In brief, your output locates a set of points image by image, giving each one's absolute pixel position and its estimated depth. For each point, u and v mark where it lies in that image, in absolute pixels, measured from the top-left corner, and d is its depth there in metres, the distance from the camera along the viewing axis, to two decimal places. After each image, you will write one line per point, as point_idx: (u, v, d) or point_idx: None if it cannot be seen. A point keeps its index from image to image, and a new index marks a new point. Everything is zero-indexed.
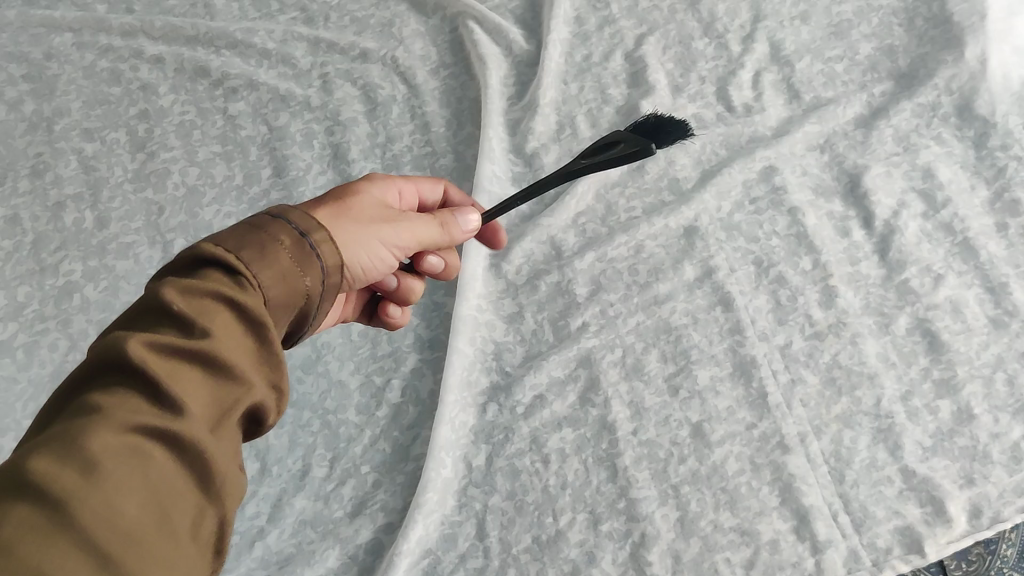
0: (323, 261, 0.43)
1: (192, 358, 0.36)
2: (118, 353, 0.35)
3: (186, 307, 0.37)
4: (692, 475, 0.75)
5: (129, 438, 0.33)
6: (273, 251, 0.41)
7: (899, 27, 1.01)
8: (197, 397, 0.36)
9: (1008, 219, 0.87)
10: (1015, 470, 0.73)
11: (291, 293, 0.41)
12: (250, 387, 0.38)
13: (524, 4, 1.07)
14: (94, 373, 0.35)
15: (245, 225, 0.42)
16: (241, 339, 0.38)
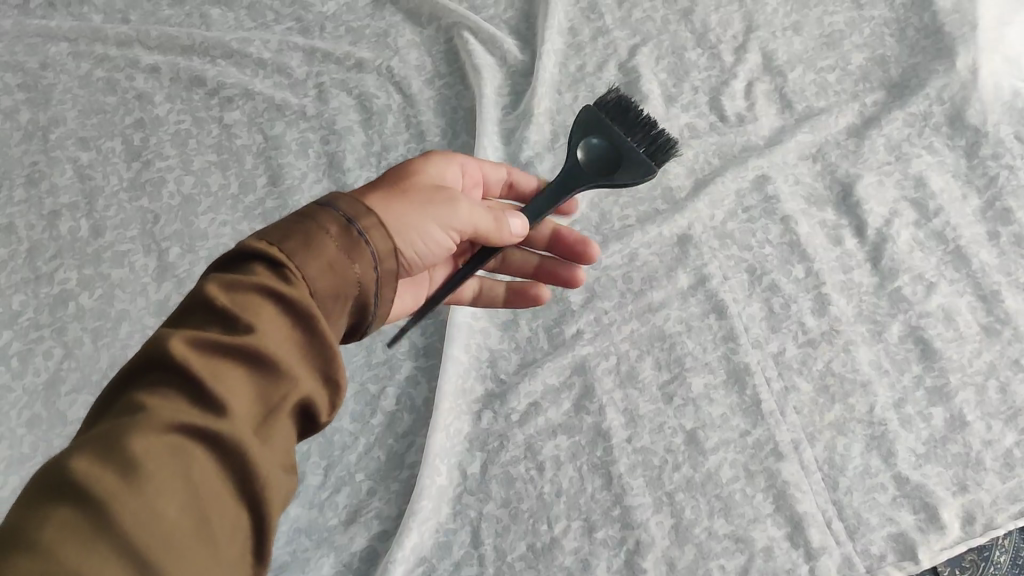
0: (372, 249, 0.46)
1: (236, 355, 0.38)
2: (164, 351, 0.37)
3: (229, 304, 0.39)
4: (686, 483, 0.75)
5: (172, 437, 0.34)
6: (320, 241, 0.44)
7: (891, 38, 1.02)
8: (238, 391, 0.37)
9: (1000, 227, 0.88)
10: (1007, 477, 0.74)
11: (342, 278, 0.44)
12: (296, 382, 0.39)
13: (518, 14, 1.07)
14: (138, 375, 0.37)
15: (291, 223, 0.44)
16: (283, 332, 0.40)
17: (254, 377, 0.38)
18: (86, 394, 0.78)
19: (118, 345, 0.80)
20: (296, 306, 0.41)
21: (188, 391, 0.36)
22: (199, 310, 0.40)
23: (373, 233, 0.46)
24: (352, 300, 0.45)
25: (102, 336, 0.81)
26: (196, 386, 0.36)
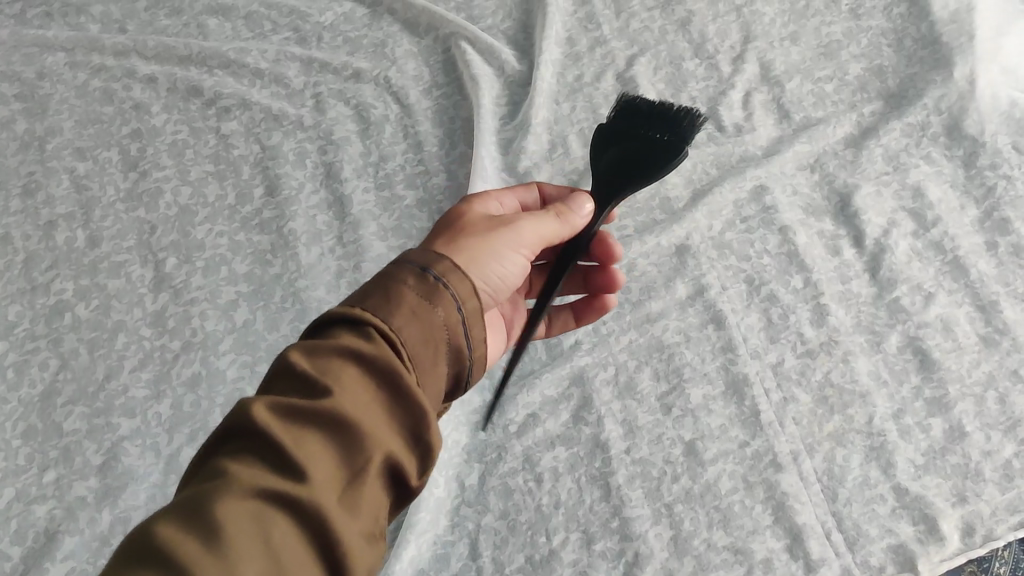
0: (454, 294, 0.46)
1: (318, 418, 0.39)
2: (247, 419, 0.39)
3: (309, 368, 0.41)
4: (685, 494, 0.74)
5: (251, 503, 0.36)
6: (398, 293, 0.45)
7: (888, 48, 1.02)
8: (317, 453, 0.39)
9: (998, 238, 0.88)
10: (1007, 488, 0.73)
11: (427, 326, 0.45)
12: (380, 441, 0.40)
13: (515, 24, 1.07)
14: (227, 442, 0.39)
15: (374, 281, 0.46)
16: (363, 389, 0.41)
17: (334, 438, 0.39)
18: (83, 405, 0.78)
19: (115, 356, 0.80)
20: (374, 362, 0.42)
21: (268, 457, 0.38)
22: (282, 375, 0.42)
23: (454, 278, 0.47)
24: (442, 346, 0.45)
25: (99, 347, 0.81)
26: (276, 450, 0.38)
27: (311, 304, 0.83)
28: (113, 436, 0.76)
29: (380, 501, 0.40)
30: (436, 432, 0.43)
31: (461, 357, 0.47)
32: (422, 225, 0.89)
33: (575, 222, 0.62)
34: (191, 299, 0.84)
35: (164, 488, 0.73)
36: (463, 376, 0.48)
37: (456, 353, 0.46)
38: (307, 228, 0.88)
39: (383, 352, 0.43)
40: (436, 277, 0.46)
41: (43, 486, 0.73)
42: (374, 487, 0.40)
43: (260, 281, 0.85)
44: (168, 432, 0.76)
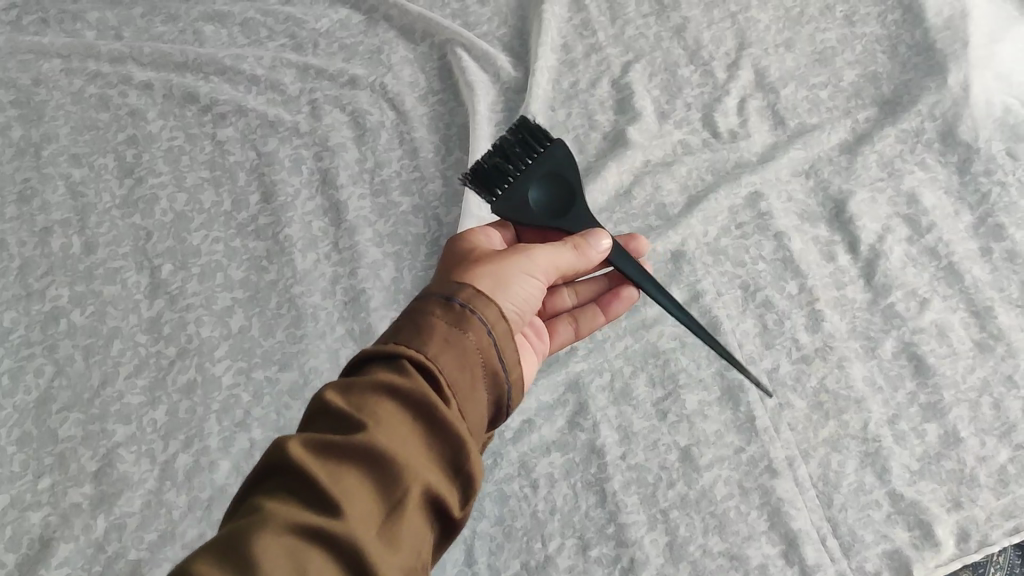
0: (483, 323, 0.48)
1: (354, 452, 0.40)
2: (285, 456, 0.40)
3: (344, 405, 0.42)
4: (681, 500, 0.74)
5: (287, 537, 0.37)
6: (428, 327, 0.47)
7: (882, 55, 1.03)
8: (354, 487, 0.39)
9: (992, 243, 0.88)
10: (1002, 493, 0.74)
11: (458, 354, 0.46)
12: (417, 471, 0.41)
13: (511, 31, 1.07)
14: (267, 481, 0.40)
15: (404, 321, 0.48)
16: (398, 422, 0.42)
17: (371, 470, 0.40)
18: (78, 411, 0.77)
19: (110, 362, 0.80)
20: (410, 394, 0.43)
21: (305, 491, 0.39)
22: (319, 415, 0.43)
23: (478, 306, 0.48)
24: (478, 374, 0.47)
25: (95, 353, 0.81)
26: (311, 485, 0.39)
27: (307, 310, 0.83)
28: (108, 442, 0.76)
29: (421, 534, 0.41)
30: (473, 459, 0.43)
31: (496, 382, 0.47)
32: (418, 231, 0.89)
33: (592, 256, 0.60)
34: (186, 305, 0.84)
35: (159, 495, 0.73)
36: (505, 404, 0.49)
37: (492, 379, 0.47)
38: (303, 234, 0.88)
39: (417, 383, 0.44)
40: (462, 307, 0.48)
41: (38, 493, 0.73)
42: (414, 518, 0.40)
43: (256, 287, 0.85)
44: (163, 438, 0.76)
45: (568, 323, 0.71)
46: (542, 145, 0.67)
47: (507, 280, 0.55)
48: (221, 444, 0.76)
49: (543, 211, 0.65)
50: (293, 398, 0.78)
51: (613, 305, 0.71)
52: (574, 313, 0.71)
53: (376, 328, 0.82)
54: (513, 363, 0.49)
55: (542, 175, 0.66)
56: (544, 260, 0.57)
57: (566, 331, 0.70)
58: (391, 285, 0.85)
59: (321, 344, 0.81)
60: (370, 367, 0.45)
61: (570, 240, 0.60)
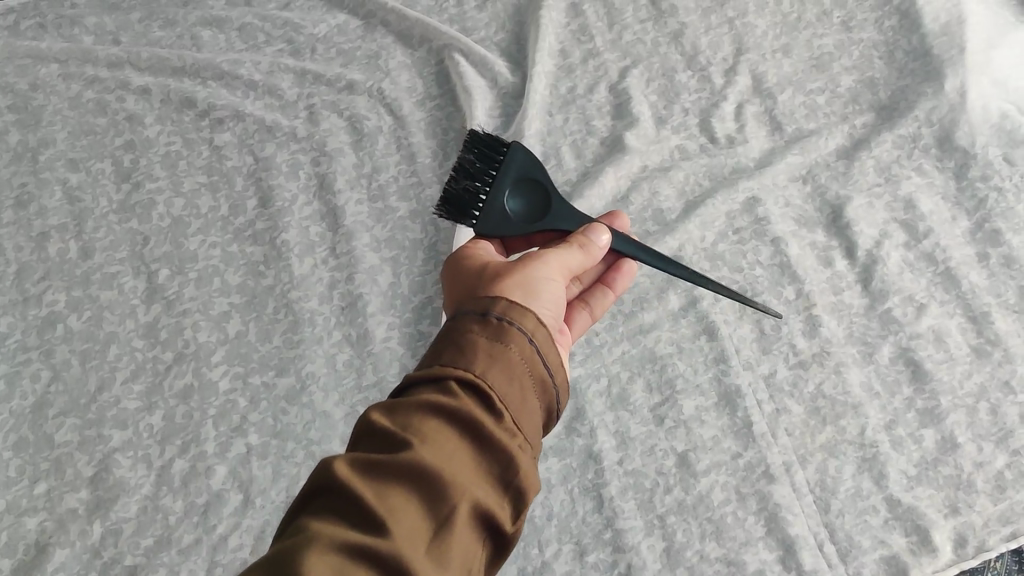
0: (525, 334, 0.47)
1: (399, 470, 0.40)
2: (330, 477, 0.39)
3: (387, 424, 0.42)
4: (678, 506, 0.74)
5: (334, 558, 0.36)
6: (469, 343, 0.46)
7: (879, 60, 1.03)
8: (401, 504, 0.39)
9: (989, 249, 0.88)
10: (999, 499, 0.74)
11: (501, 366, 0.45)
12: (465, 487, 0.40)
13: (509, 37, 1.08)
14: (313, 502, 0.40)
15: (445, 336, 0.47)
16: (446, 438, 0.41)
17: (418, 487, 0.39)
18: (75, 416, 0.77)
19: (107, 367, 0.80)
20: (455, 411, 0.42)
21: (352, 511, 0.38)
22: (363, 436, 0.42)
23: (517, 315, 0.47)
24: (525, 383, 0.46)
25: (91, 358, 0.81)
26: (357, 503, 0.38)
27: (304, 315, 0.83)
28: (105, 447, 0.76)
29: (471, 551, 0.40)
30: (522, 472, 0.43)
31: (543, 392, 0.47)
32: (415, 236, 0.89)
33: (596, 253, 0.60)
34: (183, 310, 0.84)
35: (155, 500, 0.73)
36: (552, 412, 0.48)
37: (538, 387, 0.46)
38: (300, 239, 0.88)
39: (461, 399, 0.43)
40: (503, 320, 0.47)
41: (34, 498, 0.73)
42: (463, 535, 0.40)
43: (253, 292, 0.85)
44: (159, 443, 0.76)
45: (581, 307, 0.70)
46: (500, 152, 0.67)
47: (535, 286, 0.54)
48: (218, 450, 0.76)
49: (523, 219, 0.65)
50: (290, 404, 0.78)
51: (616, 279, 0.70)
52: (583, 296, 0.70)
53: (373, 333, 0.82)
54: (557, 369, 0.48)
55: (513, 182, 0.66)
56: (558, 263, 0.58)
57: (583, 315, 0.69)
58: (388, 291, 0.85)
59: (317, 349, 0.81)
60: (412, 384, 0.45)
61: (574, 240, 0.60)
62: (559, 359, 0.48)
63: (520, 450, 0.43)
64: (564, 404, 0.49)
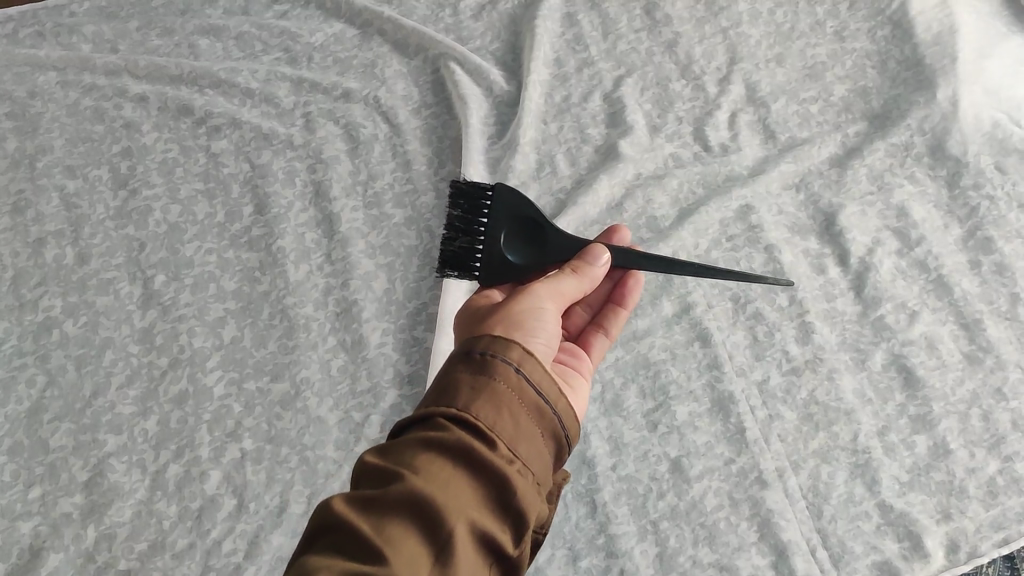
0: (514, 363, 0.47)
1: (392, 504, 0.40)
2: (328, 517, 0.40)
3: (380, 463, 0.43)
4: (671, 511, 0.75)
5: None
6: (456, 381, 0.46)
7: (872, 70, 1.04)
8: (398, 533, 0.39)
9: (981, 256, 0.89)
10: (991, 505, 0.74)
11: (490, 396, 0.45)
12: (463, 512, 0.40)
13: (504, 45, 1.08)
14: (314, 543, 0.40)
15: (437, 379, 0.48)
16: (440, 468, 0.42)
17: (412, 515, 0.40)
18: (70, 421, 0.78)
19: (102, 373, 0.80)
20: (444, 443, 0.43)
21: (350, 546, 0.39)
22: (360, 476, 0.43)
23: (502, 346, 0.47)
24: (517, 410, 0.45)
25: (87, 363, 0.81)
26: (353, 539, 0.39)
27: (299, 321, 0.84)
28: (99, 452, 0.76)
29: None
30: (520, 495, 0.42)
31: (542, 415, 0.46)
32: (410, 243, 0.90)
33: (594, 274, 0.61)
34: (178, 316, 0.84)
35: (149, 504, 0.73)
36: (559, 438, 0.47)
37: (534, 413, 0.46)
38: (296, 246, 0.89)
39: (449, 430, 0.43)
40: (488, 353, 0.47)
41: (28, 502, 0.73)
42: (465, 558, 0.39)
43: (248, 298, 0.85)
44: (154, 448, 0.76)
45: (599, 332, 0.70)
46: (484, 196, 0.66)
47: (526, 321, 0.55)
48: (212, 454, 0.76)
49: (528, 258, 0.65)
50: (285, 409, 0.79)
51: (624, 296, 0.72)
52: (598, 322, 0.71)
53: (368, 339, 0.83)
54: (554, 394, 0.47)
55: (507, 224, 0.65)
56: (549, 291, 0.58)
57: (602, 339, 0.70)
58: (383, 296, 0.86)
59: (312, 355, 0.82)
60: (405, 427, 0.45)
61: (568, 266, 0.61)
62: (555, 384, 0.48)
63: (515, 474, 0.43)
64: (572, 428, 0.48)
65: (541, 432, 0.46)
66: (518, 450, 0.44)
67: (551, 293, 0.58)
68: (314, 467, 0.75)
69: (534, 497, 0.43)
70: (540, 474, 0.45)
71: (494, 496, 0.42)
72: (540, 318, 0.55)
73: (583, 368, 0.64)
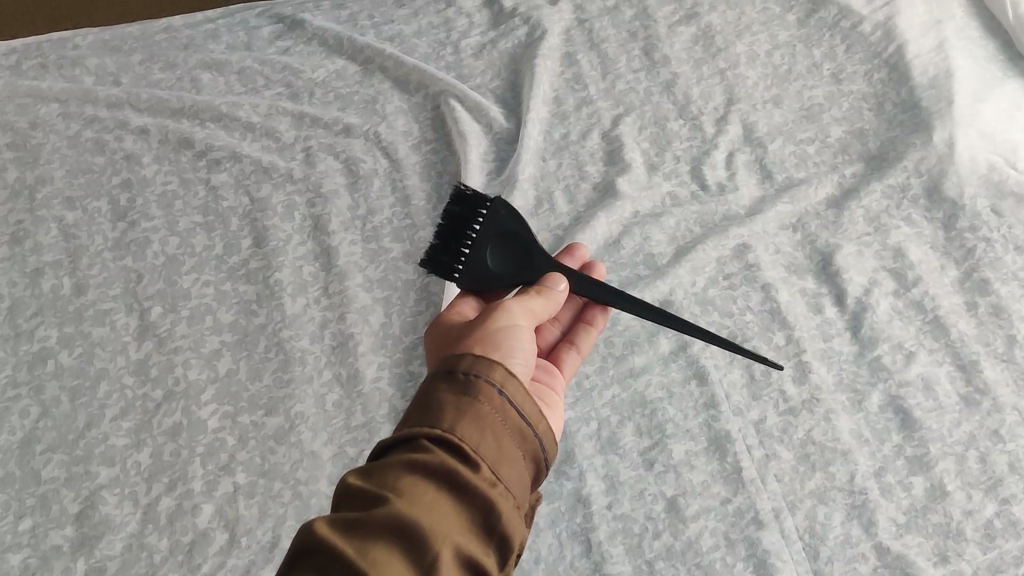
0: (496, 386, 0.48)
1: (378, 526, 0.40)
2: (311, 538, 0.40)
3: (363, 484, 0.43)
4: (667, 551, 0.74)
5: None
6: (440, 402, 0.47)
7: (869, 112, 1.05)
8: (385, 556, 0.39)
9: (978, 298, 0.89)
10: (988, 548, 0.74)
11: (473, 417, 0.46)
12: (448, 536, 0.41)
13: (504, 84, 1.09)
14: (296, 562, 0.40)
15: (418, 400, 0.49)
16: (426, 491, 0.42)
17: (398, 537, 0.40)
18: (62, 453, 0.77)
19: (97, 405, 0.80)
20: (429, 464, 0.43)
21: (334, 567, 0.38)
22: (341, 498, 0.43)
23: (485, 368, 0.49)
24: (500, 431, 0.47)
25: (81, 395, 0.80)
26: (339, 560, 0.38)
27: (295, 354, 0.83)
28: (91, 484, 0.75)
29: None
30: (504, 519, 0.44)
31: (524, 439, 0.48)
32: (408, 277, 0.90)
33: (556, 297, 0.64)
34: (174, 348, 0.84)
35: (140, 538, 0.72)
36: (538, 459, 0.49)
37: (515, 435, 0.48)
38: (293, 279, 0.89)
39: (433, 453, 0.44)
40: (471, 376, 0.48)
41: (18, 534, 0.72)
42: None
43: (244, 331, 0.85)
44: (147, 481, 0.76)
45: (570, 348, 0.71)
46: (481, 209, 0.67)
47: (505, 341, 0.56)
48: (205, 488, 0.75)
49: (506, 266, 0.67)
50: (279, 443, 0.78)
51: (595, 317, 0.74)
52: (570, 338, 0.72)
53: (364, 373, 0.82)
54: (535, 417, 0.49)
55: (496, 236, 0.67)
56: (522, 311, 0.59)
57: (573, 355, 0.71)
58: (380, 331, 0.86)
59: (307, 389, 0.81)
60: (389, 447, 0.46)
61: (533, 290, 0.63)
62: (534, 408, 0.49)
63: (499, 496, 0.44)
64: (549, 454, 0.50)
65: (523, 454, 0.48)
66: (500, 470, 0.46)
67: (520, 312, 0.59)
68: (307, 502, 0.75)
69: (517, 521, 0.45)
70: (520, 497, 0.46)
71: (478, 517, 0.43)
72: (519, 340, 0.56)
73: (556, 386, 0.66)
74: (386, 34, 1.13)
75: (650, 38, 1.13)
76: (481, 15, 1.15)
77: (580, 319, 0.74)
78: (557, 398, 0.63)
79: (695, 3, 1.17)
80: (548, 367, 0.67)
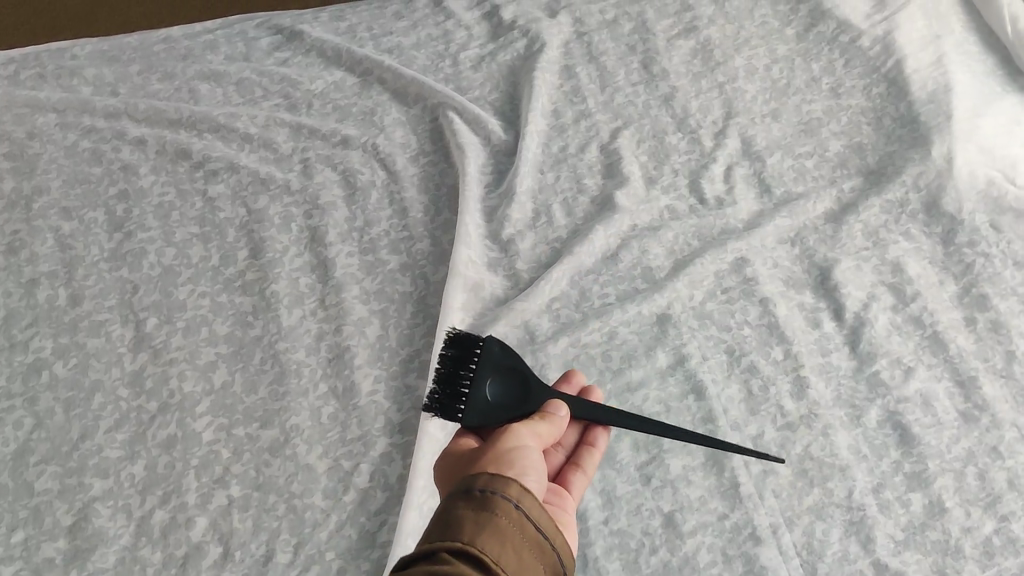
0: (514, 500, 0.48)
1: None
2: None
3: None
4: (663, 567, 0.73)
5: None
6: (459, 516, 0.47)
7: (867, 126, 1.05)
8: None
9: (977, 313, 0.89)
10: (987, 565, 0.73)
11: (495, 532, 0.46)
12: None
13: (503, 96, 1.09)
14: None
15: (433, 519, 0.48)
16: None
17: None
18: (55, 465, 0.76)
19: (91, 416, 0.79)
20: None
21: None
22: None
23: (501, 483, 0.49)
24: (520, 547, 0.46)
25: (75, 407, 0.80)
26: None
27: (291, 367, 0.83)
28: (85, 496, 0.75)
29: None
30: None
31: (543, 556, 0.48)
32: (405, 290, 0.90)
33: (559, 423, 0.63)
34: (169, 360, 0.83)
35: (134, 551, 0.72)
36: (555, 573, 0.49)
37: (535, 550, 0.47)
38: (290, 291, 0.89)
39: (457, 565, 0.43)
40: (489, 491, 0.48)
41: (10, 546, 0.72)
42: None
43: (240, 343, 0.85)
44: (140, 493, 0.75)
45: (576, 470, 0.70)
46: (474, 349, 0.68)
47: (518, 466, 0.55)
48: (199, 501, 0.75)
49: (505, 399, 0.67)
50: (273, 456, 0.78)
51: (597, 438, 0.73)
52: (575, 461, 0.71)
53: (359, 386, 0.82)
54: (552, 531, 0.49)
55: (492, 371, 0.68)
56: (529, 435, 0.59)
57: (581, 476, 0.70)
58: (376, 343, 0.85)
59: (303, 402, 0.81)
60: (409, 563, 0.44)
61: (535, 417, 0.63)
62: (549, 524, 0.50)
63: None
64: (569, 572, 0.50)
65: (541, 568, 0.48)
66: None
67: (521, 437, 0.59)
68: (301, 516, 0.74)
69: None
70: None
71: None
72: (530, 466, 0.56)
73: (564, 513, 0.64)
74: (385, 46, 1.13)
75: (649, 51, 1.13)
76: (480, 28, 1.15)
77: (583, 440, 0.73)
78: (567, 531, 0.62)
79: (693, 17, 1.17)
80: (554, 493, 0.66)
